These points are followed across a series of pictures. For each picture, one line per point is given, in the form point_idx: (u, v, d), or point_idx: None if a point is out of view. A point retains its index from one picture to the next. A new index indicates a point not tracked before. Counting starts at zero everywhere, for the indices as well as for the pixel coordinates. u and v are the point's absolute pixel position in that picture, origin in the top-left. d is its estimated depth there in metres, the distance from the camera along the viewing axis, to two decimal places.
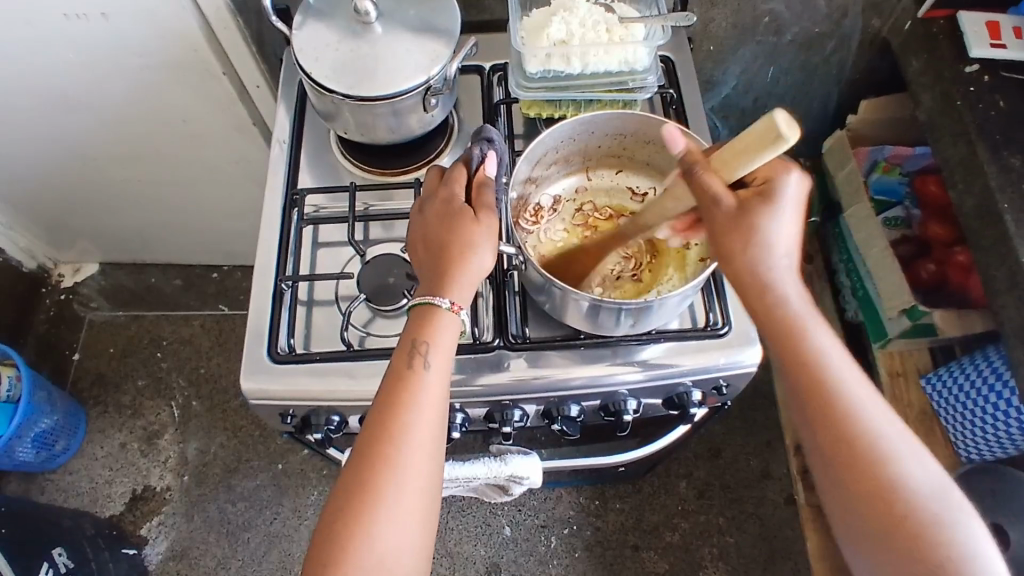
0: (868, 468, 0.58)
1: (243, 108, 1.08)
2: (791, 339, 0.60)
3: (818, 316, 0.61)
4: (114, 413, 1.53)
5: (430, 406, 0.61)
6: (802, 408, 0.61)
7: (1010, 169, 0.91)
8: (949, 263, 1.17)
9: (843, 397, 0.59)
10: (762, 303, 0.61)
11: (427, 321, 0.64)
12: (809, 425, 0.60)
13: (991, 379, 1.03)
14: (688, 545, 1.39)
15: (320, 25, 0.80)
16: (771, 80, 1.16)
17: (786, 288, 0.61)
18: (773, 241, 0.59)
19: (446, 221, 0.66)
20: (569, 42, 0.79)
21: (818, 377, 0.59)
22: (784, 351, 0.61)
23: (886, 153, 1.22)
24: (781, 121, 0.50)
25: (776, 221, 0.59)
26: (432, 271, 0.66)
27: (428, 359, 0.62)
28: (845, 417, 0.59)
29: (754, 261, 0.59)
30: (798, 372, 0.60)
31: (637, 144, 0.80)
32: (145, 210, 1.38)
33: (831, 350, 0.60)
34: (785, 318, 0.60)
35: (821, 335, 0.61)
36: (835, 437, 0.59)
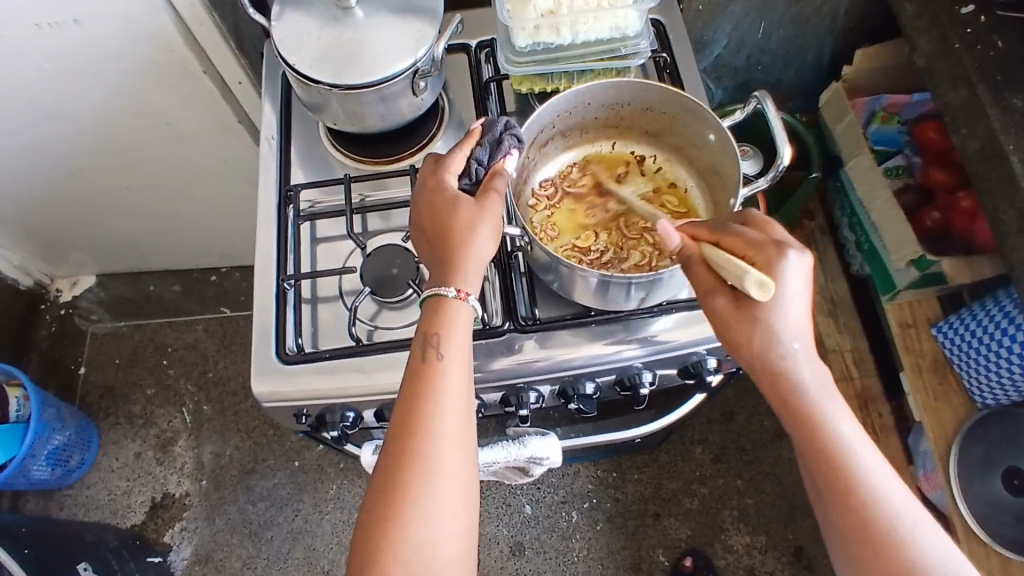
0: (886, 557, 0.56)
1: (228, 106, 1.06)
2: (804, 422, 0.60)
3: (837, 402, 0.60)
4: (125, 424, 1.53)
5: (451, 398, 0.60)
6: (817, 489, 0.60)
7: (1014, 109, 0.89)
8: (953, 209, 1.16)
9: (858, 480, 0.58)
10: (778, 389, 0.61)
11: (439, 311, 0.62)
12: (825, 508, 0.59)
13: (1004, 324, 1.02)
14: (708, 509, 1.39)
15: (300, 14, 0.78)
16: (762, 36, 1.14)
17: (803, 371, 0.60)
18: (778, 329, 0.59)
19: (439, 210, 0.65)
20: (558, 11, 0.77)
21: (833, 458, 0.58)
22: (801, 435, 0.60)
23: (883, 102, 1.21)
24: (755, 293, 0.55)
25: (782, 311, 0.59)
26: (437, 262, 0.64)
27: (444, 349, 0.61)
28: (864, 508, 0.57)
29: (760, 349, 0.60)
30: (810, 447, 0.59)
31: (635, 112, 0.78)
32: (138, 218, 1.36)
33: (847, 429, 0.59)
34: (800, 399, 0.60)
35: (838, 417, 0.60)
36: (851, 521, 0.57)
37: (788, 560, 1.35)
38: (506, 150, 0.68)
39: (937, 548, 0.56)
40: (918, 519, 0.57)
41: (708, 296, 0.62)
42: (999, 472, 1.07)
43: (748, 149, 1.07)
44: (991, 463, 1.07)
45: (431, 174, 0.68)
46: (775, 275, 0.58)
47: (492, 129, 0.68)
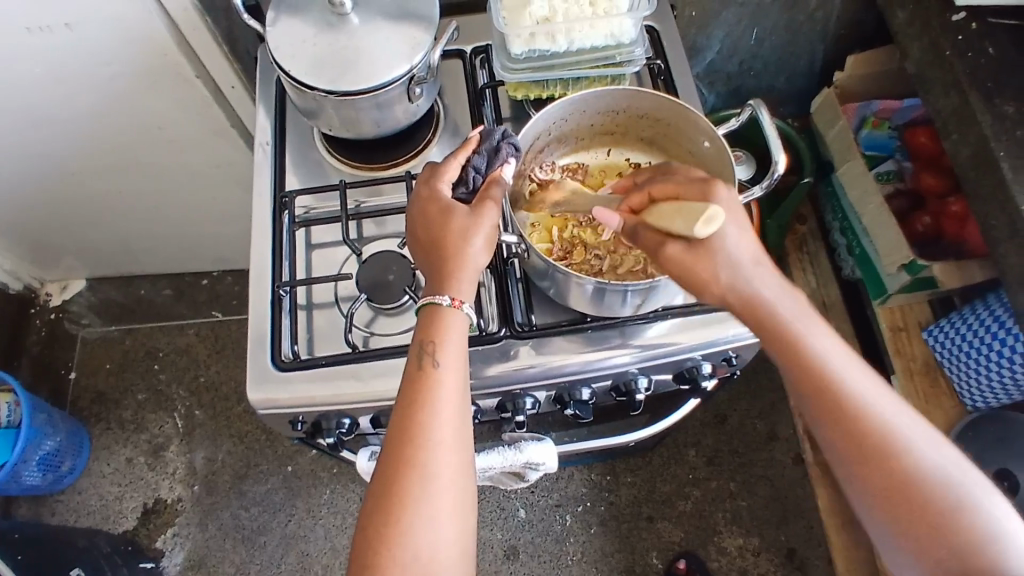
0: (894, 472, 0.56)
1: (221, 111, 1.06)
2: (789, 349, 0.60)
3: (813, 320, 0.61)
4: (116, 429, 1.52)
5: (449, 394, 0.60)
6: (809, 411, 0.60)
7: (1005, 115, 0.90)
8: (944, 214, 1.17)
9: (849, 399, 0.58)
10: (754, 314, 0.61)
11: (435, 320, 0.62)
12: (823, 432, 0.59)
13: (994, 328, 1.03)
14: (701, 512, 1.40)
15: (296, 20, 0.78)
16: (755, 42, 1.15)
17: (771, 293, 0.61)
18: (735, 256, 0.61)
19: (434, 218, 0.65)
20: (553, 19, 0.77)
21: (821, 382, 0.59)
22: (785, 358, 0.60)
23: (875, 108, 1.21)
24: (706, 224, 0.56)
25: (733, 242, 0.61)
26: (432, 271, 0.64)
27: (440, 357, 0.61)
28: (858, 418, 0.57)
29: (728, 280, 0.61)
30: (795, 370, 0.60)
31: (630, 119, 0.79)
32: (130, 222, 1.36)
33: (828, 346, 0.60)
34: (777, 324, 0.61)
35: (821, 338, 0.60)
36: (849, 437, 0.57)
37: (781, 561, 1.36)
38: (502, 160, 0.68)
39: (937, 450, 0.57)
40: (913, 424, 0.58)
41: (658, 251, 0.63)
42: (989, 474, 1.08)
43: (741, 154, 1.08)
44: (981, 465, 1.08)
45: (426, 182, 0.68)
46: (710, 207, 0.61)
47: (490, 139, 0.69)
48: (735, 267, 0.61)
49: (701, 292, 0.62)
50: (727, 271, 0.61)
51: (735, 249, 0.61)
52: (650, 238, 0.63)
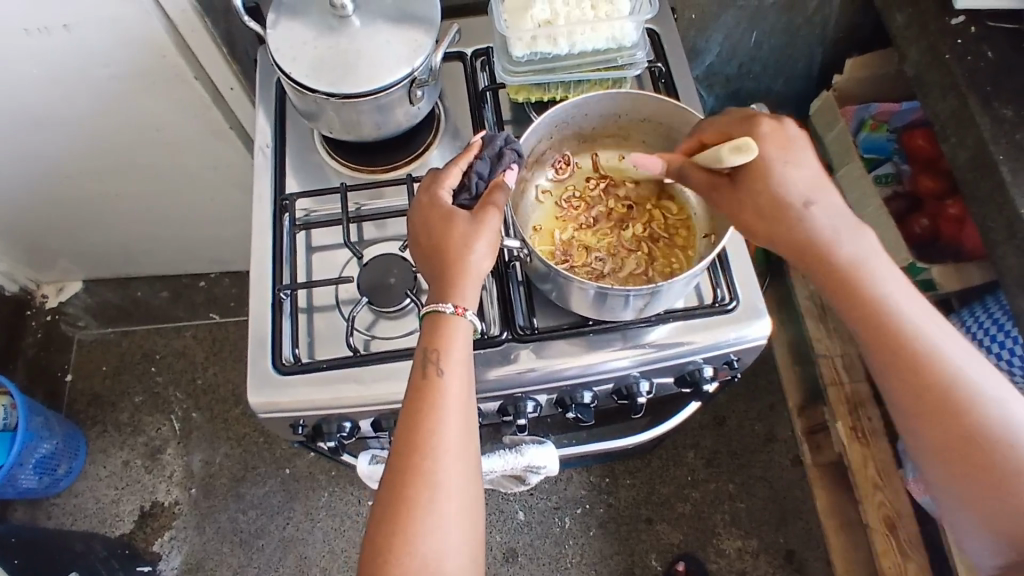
0: (943, 394, 0.59)
1: (220, 112, 1.05)
2: (848, 284, 0.63)
3: (877, 252, 0.64)
4: (113, 432, 1.51)
5: (459, 398, 0.60)
6: (862, 340, 0.63)
7: (1003, 119, 0.90)
8: (942, 217, 1.18)
9: (906, 333, 0.61)
10: (813, 248, 0.64)
11: (438, 329, 0.62)
12: (876, 366, 0.62)
13: (993, 330, 1.03)
14: (700, 514, 1.40)
15: (296, 22, 0.77)
16: (754, 45, 1.15)
17: (834, 228, 0.64)
18: (791, 194, 0.64)
19: (435, 225, 0.65)
20: (554, 22, 0.77)
21: (879, 315, 0.62)
22: (843, 289, 0.63)
23: (873, 111, 1.22)
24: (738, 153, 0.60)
25: (789, 177, 0.64)
26: (434, 279, 0.64)
27: (444, 365, 0.61)
28: (912, 346, 0.60)
29: (783, 218, 0.64)
30: (852, 302, 0.63)
31: (632, 122, 0.78)
32: (127, 224, 1.35)
33: (888, 279, 0.63)
34: (838, 258, 0.63)
35: (882, 272, 0.63)
36: (901, 363, 0.60)
37: (780, 563, 1.36)
38: (507, 169, 0.68)
39: (991, 385, 0.60)
40: (963, 352, 0.61)
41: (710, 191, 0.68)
42: None
43: None
44: None
45: (426, 189, 0.68)
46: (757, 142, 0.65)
47: (495, 145, 0.69)
48: (793, 204, 0.64)
49: (753, 226, 0.66)
50: (785, 205, 0.64)
51: (790, 186, 0.64)
52: (696, 177, 0.69)
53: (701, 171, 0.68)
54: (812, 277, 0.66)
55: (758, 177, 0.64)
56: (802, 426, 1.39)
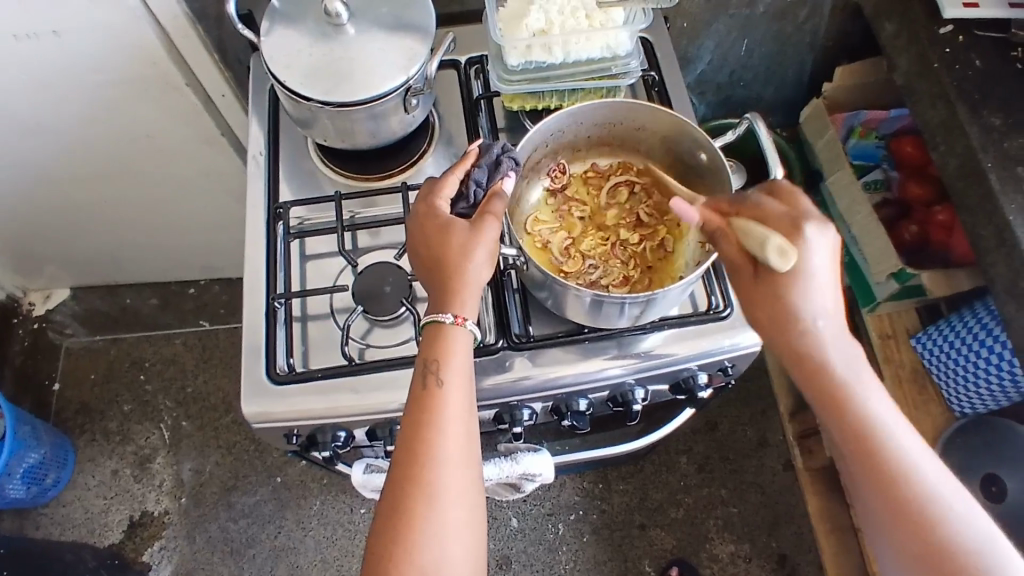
0: (923, 531, 0.56)
1: (211, 118, 1.05)
2: (836, 405, 0.60)
3: (867, 374, 0.60)
4: (101, 441, 1.49)
5: (459, 410, 0.60)
6: (847, 462, 0.60)
7: (992, 127, 0.91)
8: (930, 223, 1.19)
9: (896, 462, 0.58)
10: (803, 366, 0.61)
11: (438, 338, 0.62)
12: (862, 489, 0.59)
13: (982, 335, 1.04)
14: (693, 519, 1.40)
15: (290, 31, 0.77)
16: (745, 53, 1.16)
17: (830, 350, 0.60)
18: (807, 309, 0.59)
19: (433, 235, 0.65)
20: (549, 31, 0.77)
21: (866, 438, 0.58)
22: (829, 410, 0.60)
23: (862, 118, 1.22)
24: (777, 258, 0.56)
25: (806, 293, 0.59)
26: (434, 290, 0.64)
27: (444, 375, 0.61)
28: (895, 477, 0.57)
29: (792, 329, 0.60)
30: (840, 424, 0.59)
31: (627, 131, 0.79)
32: (116, 230, 1.34)
33: (878, 405, 0.59)
34: (828, 381, 0.60)
35: (872, 396, 0.60)
36: (886, 493, 0.58)
37: (773, 568, 1.36)
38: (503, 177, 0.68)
39: (979, 528, 0.56)
40: (949, 488, 0.58)
41: (732, 269, 0.63)
42: (979, 478, 1.08)
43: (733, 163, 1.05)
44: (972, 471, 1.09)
45: (424, 199, 0.68)
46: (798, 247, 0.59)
47: (487, 156, 0.69)
48: (800, 320, 0.59)
49: (757, 326, 0.62)
50: (787, 320, 0.60)
51: (810, 296, 0.59)
52: (723, 247, 0.62)
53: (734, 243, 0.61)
54: (804, 392, 0.62)
55: (785, 285, 0.59)
56: (792, 431, 1.40)
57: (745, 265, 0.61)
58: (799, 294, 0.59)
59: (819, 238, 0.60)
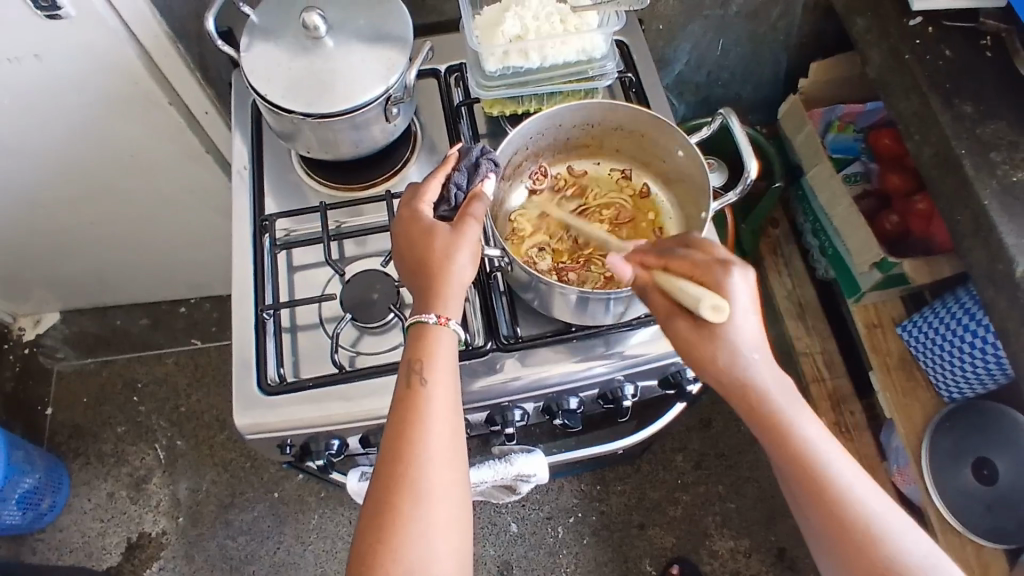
0: (870, 558, 0.56)
1: (195, 135, 1.05)
2: (776, 434, 0.60)
3: (801, 405, 0.61)
4: (96, 463, 1.49)
5: (444, 409, 0.61)
6: (793, 493, 0.60)
7: (963, 115, 0.93)
8: (910, 213, 1.20)
9: (836, 487, 0.58)
10: (744, 398, 0.61)
11: (423, 340, 0.63)
12: (806, 517, 0.60)
13: (966, 320, 1.05)
14: (691, 516, 1.41)
15: (270, 45, 0.78)
16: (721, 52, 1.18)
17: (766, 381, 0.61)
18: (738, 345, 0.60)
19: (415, 238, 0.66)
20: (525, 37, 0.79)
21: (809, 466, 0.59)
22: (771, 440, 0.60)
23: (839, 113, 1.25)
24: (710, 318, 0.56)
25: (740, 327, 0.60)
26: (419, 291, 0.65)
27: (428, 375, 0.62)
28: (837, 505, 0.58)
29: (726, 368, 0.61)
30: (783, 454, 0.60)
31: (605, 131, 0.80)
32: (104, 251, 1.34)
33: (815, 435, 0.60)
34: (766, 412, 0.61)
35: (809, 426, 0.60)
36: (830, 521, 0.58)
37: (772, 561, 1.37)
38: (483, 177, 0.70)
39: (924, 552, 0.56)
40: (892, 516, 0.58)
41: (667, 321, 0.63)
42: (969, 463, 1.09)
43: (714, 162, 1.11)
44: (962, 454, 1.10)
45: (407, 203, 0.68)
46: (724, 294, 0.59)
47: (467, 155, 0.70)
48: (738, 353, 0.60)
49: (695, 368, 0.62)
50: (723, 358, 0.60)
51: (737, 336, 0.60)
52: (657, 302, 0.63)
53: (664, 298, 0.63)
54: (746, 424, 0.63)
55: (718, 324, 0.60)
56: None
57: (681, 316, 0.62)
58: (729, 340, 0.60)
59: (744, 284, 0.59)
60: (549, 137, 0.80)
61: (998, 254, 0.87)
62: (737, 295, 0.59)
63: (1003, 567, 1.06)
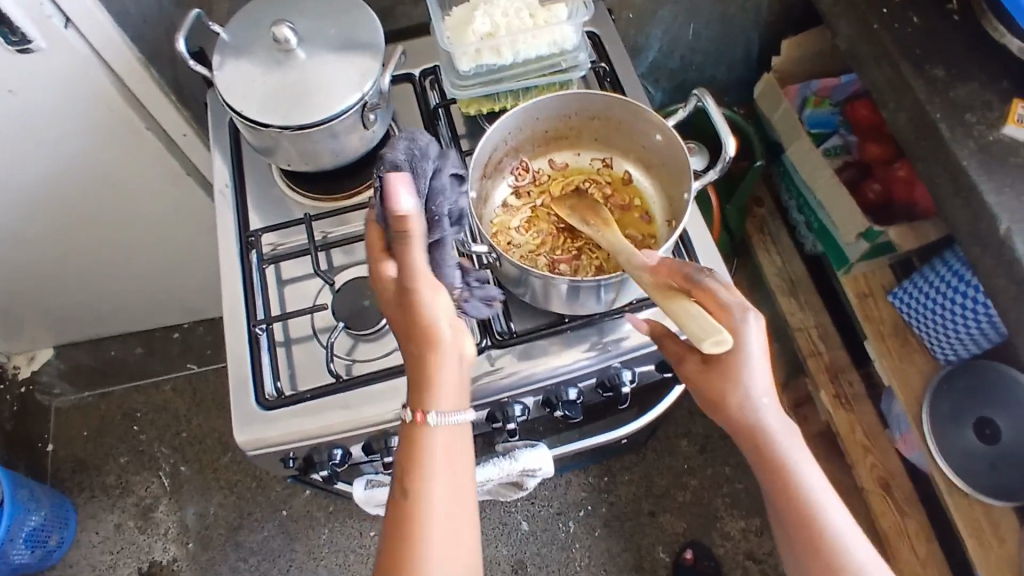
0: None
1: (175, 159, 1.05)
2: (775, 470, 0.63)
3: (801, 447, 0.64)
4: (102, 495, 1.48)
5: (439, 484, 0.58)
6: (782, 526, 0.64)
7: (935, 79, 0.94)
8: (892, 180, 1.21)
9: (824, 526, 0.62)
10: (748, 434, 0.64)
11: (415, 444, 0.58)
12: (791, 547, 0.63)
13: (955, 283, 1.06)
14: (701, 500, 1.41)
15: (242, 61, 0.78)
16: (693, 36, 1.19)
17: (771, 422, 0.63)
18: (747, 387, 0.63)
19: (397, 310, 0.57)
20: (496, 34, 0.79)
21: (800, 504, 0.62)
22: (769, 476, 0.64)
23: (813, 88, 1.26)
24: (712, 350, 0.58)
25: (750, 369, 0.62)
26: (411, 370, 0.58)
27: (424, 489, 0.57)
28: (822, 543, 0.62)
29: (733, 406, 0.63)
30: (778, 489, 0.63)
31: (582, 121, 0.81)
32: (93, 283, 1.33)
33: (810, 475, 0.63)
34: (767, 450, 0.64)
35: (806, 467, 0.64)
36: (813, 555, 0.62)
37: None
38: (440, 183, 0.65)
39: None
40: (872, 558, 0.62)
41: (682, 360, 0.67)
42: (971, 425, 1.10)
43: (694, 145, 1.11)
44: (963, 416, 1.10)
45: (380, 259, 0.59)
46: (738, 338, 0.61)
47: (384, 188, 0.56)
48: (746, 392, 0.63)
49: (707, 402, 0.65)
50: (732, 397, 0.63)
51: (750, 379, 0.62)
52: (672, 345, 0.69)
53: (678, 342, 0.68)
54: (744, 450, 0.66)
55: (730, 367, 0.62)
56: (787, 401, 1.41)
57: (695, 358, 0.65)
58: (740, 381, 0.62)
59: (756, 331, 0.62)
60: (526, 130, 0.80)
61: (980, 213, 0.88)
62: (752, 342, 0.62)
63: (1012, 524, 1.08)
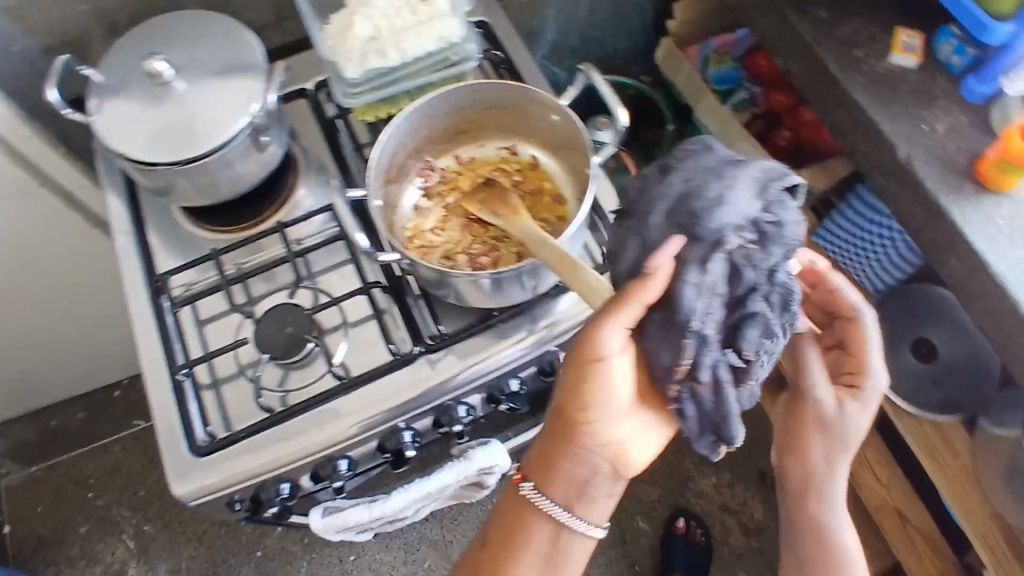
0: None
1: (76, 212, 1.00)
2: (814, 514, 0.75)
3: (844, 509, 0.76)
4: (66, 570, 1.42)
5: (531, 558, 0.70)
6: (797, 551, 0.77)
7: (819, 21, 0.96)
8: (800, 124, 1.23)
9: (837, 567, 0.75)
10: (806, 480, 0.75)
11: (517, 511, 0.70)
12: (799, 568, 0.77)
13: (870, 216, 1.10)
14: (671, 464, 1.43)
15: (119, 101, 0.75)
16: (588, 12, 1.19)
17: (833, 480, 0.74)
18: (831, 447, 0.73)
19: (571, 394, 0.64)
20: (379, 37, 0.78)
21: (822, 544, 0.75)
22: (808, 515, 0.76)
23: (712, 46, 1.28)
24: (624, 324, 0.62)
25: (845, 435, 0.72)
26: (552, 439, 0.67)
27: (515, 556, 0.70)
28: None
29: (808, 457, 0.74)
30: (808, 526, 0.76)
31: (478, 113, 0.80)
32: (15, 354, 1.27)
33: (841, 530, 0.75)
34: (813, 496, 0.75)
35: (840, 523, 0.75)
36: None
37: (756, 486, 1.40)
38: (720, 207, 0.58)
39: None
40: None
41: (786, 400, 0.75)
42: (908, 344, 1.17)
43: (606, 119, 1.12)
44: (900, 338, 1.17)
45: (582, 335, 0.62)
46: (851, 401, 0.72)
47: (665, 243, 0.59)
48: (831, 449, 0.73)
49: (784, 442, 0.75)
50: (817, 448, 0.73)
51: (838, 443, 0.73)
52: None
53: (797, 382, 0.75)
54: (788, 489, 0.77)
55: (828, 425, 0.72)
56: None
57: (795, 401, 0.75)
58: (833, 438, 0.72)
59: (860, 407, 0.72)
60: (424, 129, 0.79)
61: (880, 144, 0.90)
62: (855, 414, 0.72)
63: (963, 436, 1.10)
